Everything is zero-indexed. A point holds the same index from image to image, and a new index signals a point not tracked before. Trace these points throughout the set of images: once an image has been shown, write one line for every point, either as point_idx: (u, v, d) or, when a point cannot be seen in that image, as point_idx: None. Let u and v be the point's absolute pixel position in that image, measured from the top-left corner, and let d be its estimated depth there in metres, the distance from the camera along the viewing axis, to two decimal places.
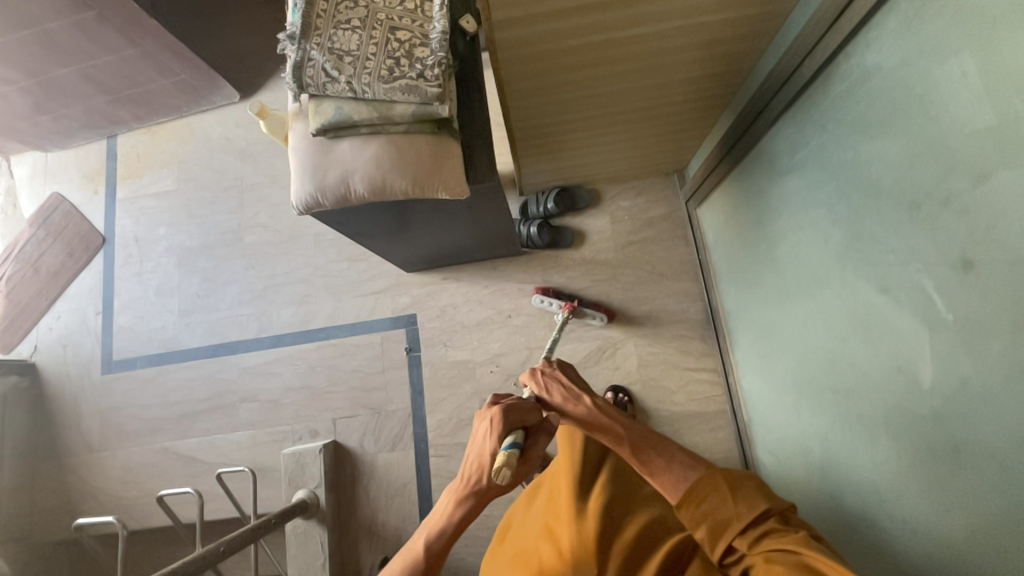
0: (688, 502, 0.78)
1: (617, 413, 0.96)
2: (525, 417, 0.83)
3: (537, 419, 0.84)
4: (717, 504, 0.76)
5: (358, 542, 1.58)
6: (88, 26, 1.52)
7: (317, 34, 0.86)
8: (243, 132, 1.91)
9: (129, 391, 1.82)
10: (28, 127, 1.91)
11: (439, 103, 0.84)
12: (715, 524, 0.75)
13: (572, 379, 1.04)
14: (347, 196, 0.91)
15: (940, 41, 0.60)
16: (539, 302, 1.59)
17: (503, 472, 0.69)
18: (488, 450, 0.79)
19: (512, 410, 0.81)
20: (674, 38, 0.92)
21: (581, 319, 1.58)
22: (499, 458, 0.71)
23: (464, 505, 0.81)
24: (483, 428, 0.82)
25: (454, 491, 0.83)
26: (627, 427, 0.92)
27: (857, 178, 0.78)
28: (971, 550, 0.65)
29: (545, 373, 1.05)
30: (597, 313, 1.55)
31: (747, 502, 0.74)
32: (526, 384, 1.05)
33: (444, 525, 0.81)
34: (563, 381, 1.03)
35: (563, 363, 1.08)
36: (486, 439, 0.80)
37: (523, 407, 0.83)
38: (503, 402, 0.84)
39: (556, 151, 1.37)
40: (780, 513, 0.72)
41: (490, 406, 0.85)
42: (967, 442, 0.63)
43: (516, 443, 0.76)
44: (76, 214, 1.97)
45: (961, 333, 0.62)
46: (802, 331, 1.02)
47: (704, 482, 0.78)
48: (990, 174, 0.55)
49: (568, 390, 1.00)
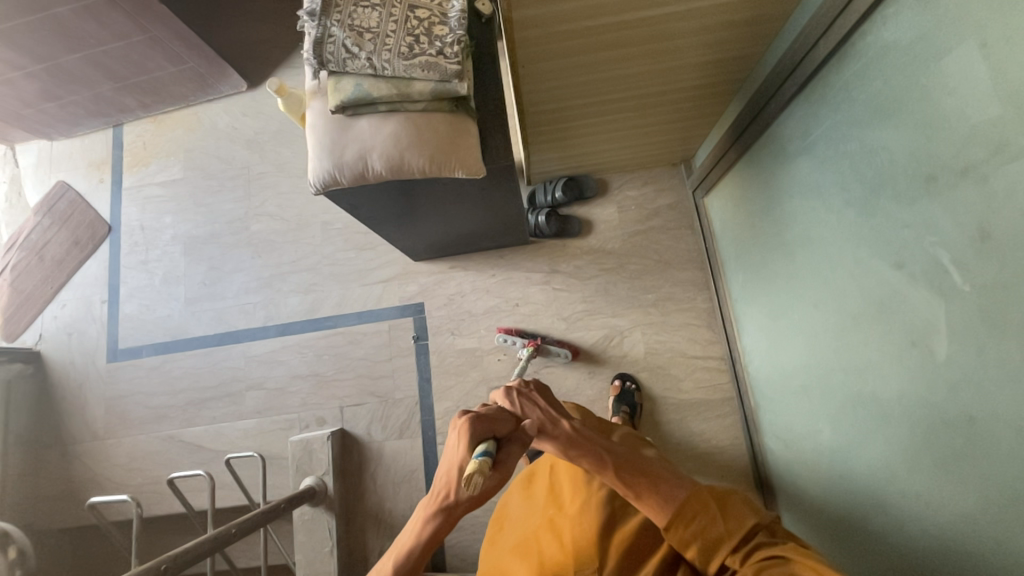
0: (676, 524, 0.76)
1: (596, 435, 0.88)
2: (496, 426, 0.76)
3: (509, 428, 0.77)
4: (707, 523, 0.75)
5: (366, 529, 1.58)
6: (97, 10, 1.51)
7: (337, 11, 0.86)
8: (250, 121, 1.91)
9: (135, 378, 1.82)
10: (33, 114, 1.90)
11: (458, 81, 0.86)
12: (706, 544, 0.74)
13: (549, 401, 0.92)
14: (364, 174, 0.92)
15: (960, 14, 0.60)
16: (502, 340, 1.59)
17: (476, 480, 0.64)
18: (460, 460, 0.73)
19: (484, 420, 0.75)
20: (684, 21, 0.92)
21: (547, 356, 1.58)
22: (471, 465, 0.66)
23: (432, 523, 0.76)
24: (455, 438, 0.75)
25: (423, 508, 0.78)
26: (609, 448, 0.85)
27: (870, 159, 0.79)
28: (988, 521, 0.66)
29: (520, 393, 0.93)
30: (562, 349, 1.56)
31: (736, 517, 0.75)
32: (499, 403, 0.92)
33: (414, 544, 0.77)
34: (541, 403, 0.90)
35: (541, 384, 0.97)
36: (455, 453, 0.74)
37: (492, 416, 0.76)
38: (472, 411, 0.77)
39: (565, 139, 1.39)
40: (768, 527, 0.75)
41: (460, 413, 0.77)
42: (982, 410, 0.64)
43: (489, 451, 0.70)
44: (82, 202, 1.97)
45: (977, 302, 0.63)
46: (813, 312, 1.03)
47: (692, 502, 0.77)
48: (1007, 142, 0.55)
49: (546, 411, 0.89)
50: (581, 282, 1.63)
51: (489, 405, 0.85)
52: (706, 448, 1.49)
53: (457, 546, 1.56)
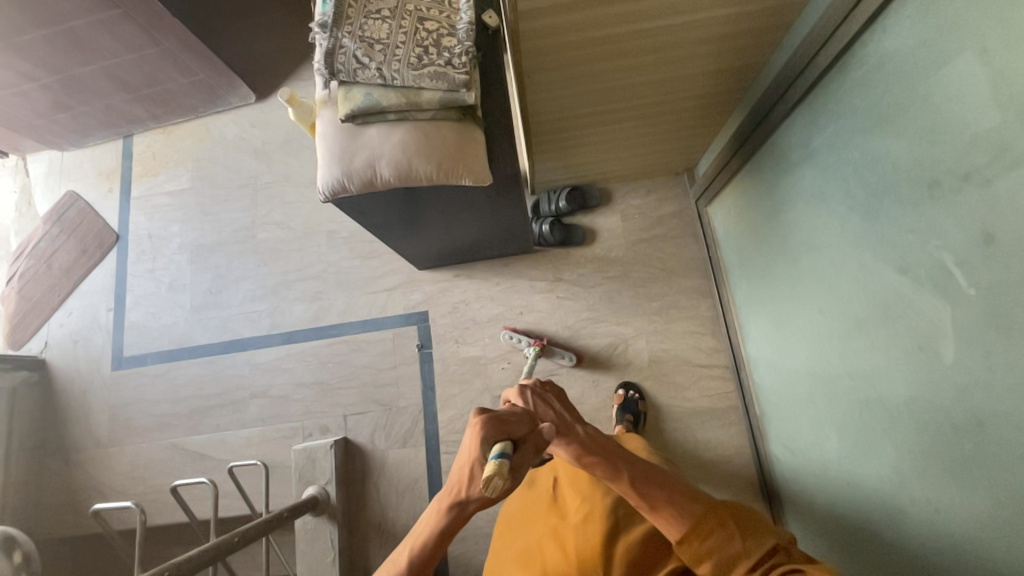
0: (690, 538, 0.74)
1: (609, 442, 0.88)
2: (510, 428, 0.74)
3: (525, 431, 0.75)
4: (723, 540, 0.73)
5: (368, 539, 1.57)
6: (112, 24, 1.54)
7: (348, 23, 0.89)
8: (258, 131, 1.94)
9: (139, 386, 1.82)
10: (45, 125, 1.94)
11: (466, 90, 0.87)
12: (720, 562, 0.72)
13: (564, 405, 0.93)
14: (373, 181, 0.94)
15: (958, 24, 0.62)
16: (508, 338, 1.61)
17: (495, 483, 0.65)
18: (473, 461, 0.72)
19: (499, 421, 0.73)
20: (685, 32, 0.94)
21: (551, 359, 1.58)
22: (489, 467, 0.66)
23: (444, 519, 0.76)
24: (469, 439, 0.74)
25: (438, 502, 0.77)
26: (625, 459, 0.85)
27: (873, 166, 0.80)
28: (1000, 529, 0.65)
29: (534, 392, 0.95)
30: (567, 352, 1.57)
31: (754, 536, 0.73)
32: (512, 400, 0.95)
33: (428, 537, 0.77)
34: (556, 406, 0.92)
35: (556, 388, 0.98)
36: (468, 454, 0.73)
37: (508, 419, 0.74)
38: (489, 410, 0.76)
39: (570, 148, 1.41)
40: (787, 549, 0.70)
41: (477, 412, 0.77)
42: (990, 413, 0.64)
43: (505, 453, 0.69)
44: (90, 211, 1.99)
45: (984, 306, 0.63)
46: (818, 317, 1.04)
47: (709, 516, 0.75)
48: (1011, 145, 0.56)
49: (560, 415, 0.90)
50: (584, 290, 1.64)
51: (508, 407, 0.83)
52: (712, 457, 1.47)
53: (461, 557, 1.54)
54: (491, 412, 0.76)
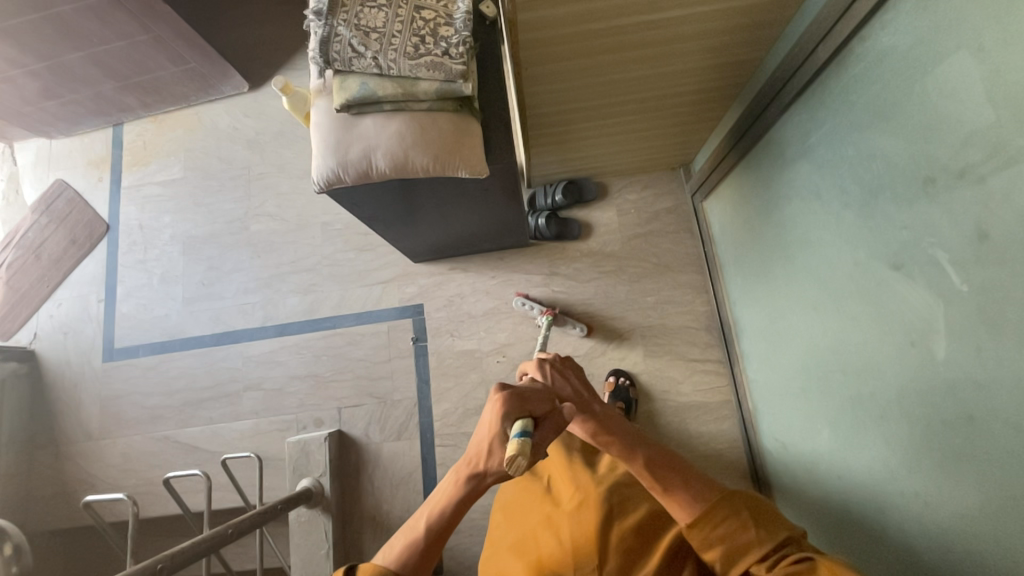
0: (701, 523, 0.74)
1: (619, 422, 0.93)
2: (530, 405, 0.75)
3: (544, 410, 0.76)
4: (735, 528, 0.72)
5: (363, 531, 1.57)
6: (101, 10, 1.52)
7: (343, 11, 0.88)
8: (252, 121, 1.91)
9: (130, 378, 1.80)
10: (33, 112, 1.90)
11: (462, 81, 0.87)
12: (731, 550, 0.71)
13: (582, 381, 1.00)
14: (369, 172, 0.93)
15: (953, 22, 0.62)
16: (520, 305, 1.61)
17: (518, 462, 0.65)
18: (493, 437, 0.73)
19: (520, 398, 0.75)
20: (685, 25, 0.94)
21: (562, 329, 1.60)
22: (512, 446, 0.66)
23: (456, 497, 0.75)
24: (489, 414, 0.76)
25: (456, 474, 0.77)
26: (640, 442, 0.88)
27: (866, 165, 0.81)
28: (987, 521, 0.67)
29: (553, 365, 1.01)
30: (578, 323, 1.59)
31: (767, 527, 0.72)
32: (530, 372, 1.02)
33: (446, 505, 0.75)
34: (574, 381, 1.00)
35: (574, 363, 1.05)
36: (489, 429, 0.74)
37: (527, 395, 0.76)
38: (511, 387, 0.78)
39: (569, 141, 1.40)
40: (799, 541, 0.69)
41: (498, 388, 0.78)
42: (980, 410, 0.65)
43: (527, 430, 0.70)
44: (80, 201, 1.96)
45: (974, 303, 0.64)
46: (812, 313, 1.04)
47: (721, 505, 0.75)
48: (1005, 144, 0.56)
49: (578, 392, 0.98)
50: (580, 284, 1.64)
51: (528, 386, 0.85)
52: (706, 451, 1.49)
53: (455, 550, 1.55)
54: (511, 388, 0.77)
